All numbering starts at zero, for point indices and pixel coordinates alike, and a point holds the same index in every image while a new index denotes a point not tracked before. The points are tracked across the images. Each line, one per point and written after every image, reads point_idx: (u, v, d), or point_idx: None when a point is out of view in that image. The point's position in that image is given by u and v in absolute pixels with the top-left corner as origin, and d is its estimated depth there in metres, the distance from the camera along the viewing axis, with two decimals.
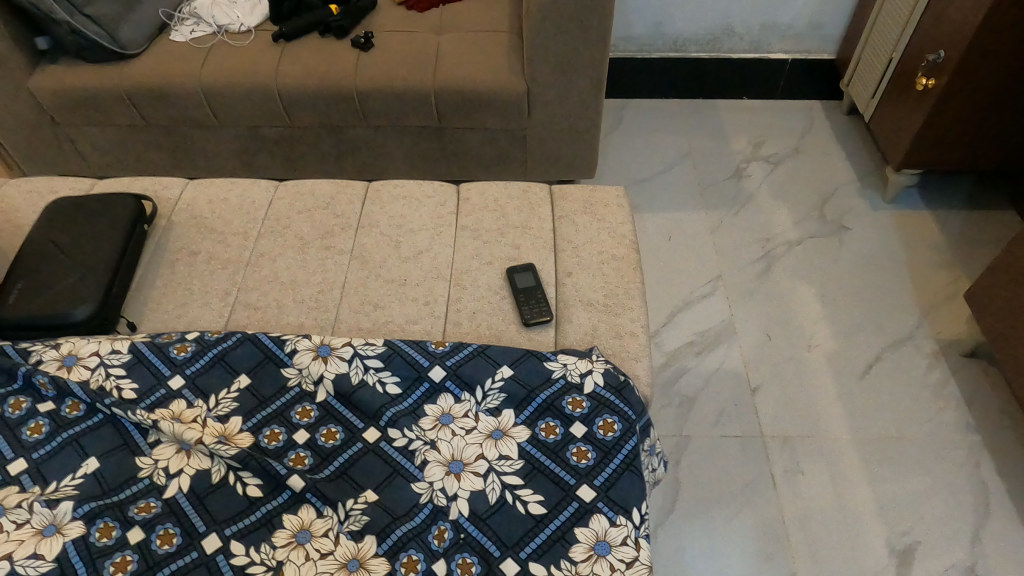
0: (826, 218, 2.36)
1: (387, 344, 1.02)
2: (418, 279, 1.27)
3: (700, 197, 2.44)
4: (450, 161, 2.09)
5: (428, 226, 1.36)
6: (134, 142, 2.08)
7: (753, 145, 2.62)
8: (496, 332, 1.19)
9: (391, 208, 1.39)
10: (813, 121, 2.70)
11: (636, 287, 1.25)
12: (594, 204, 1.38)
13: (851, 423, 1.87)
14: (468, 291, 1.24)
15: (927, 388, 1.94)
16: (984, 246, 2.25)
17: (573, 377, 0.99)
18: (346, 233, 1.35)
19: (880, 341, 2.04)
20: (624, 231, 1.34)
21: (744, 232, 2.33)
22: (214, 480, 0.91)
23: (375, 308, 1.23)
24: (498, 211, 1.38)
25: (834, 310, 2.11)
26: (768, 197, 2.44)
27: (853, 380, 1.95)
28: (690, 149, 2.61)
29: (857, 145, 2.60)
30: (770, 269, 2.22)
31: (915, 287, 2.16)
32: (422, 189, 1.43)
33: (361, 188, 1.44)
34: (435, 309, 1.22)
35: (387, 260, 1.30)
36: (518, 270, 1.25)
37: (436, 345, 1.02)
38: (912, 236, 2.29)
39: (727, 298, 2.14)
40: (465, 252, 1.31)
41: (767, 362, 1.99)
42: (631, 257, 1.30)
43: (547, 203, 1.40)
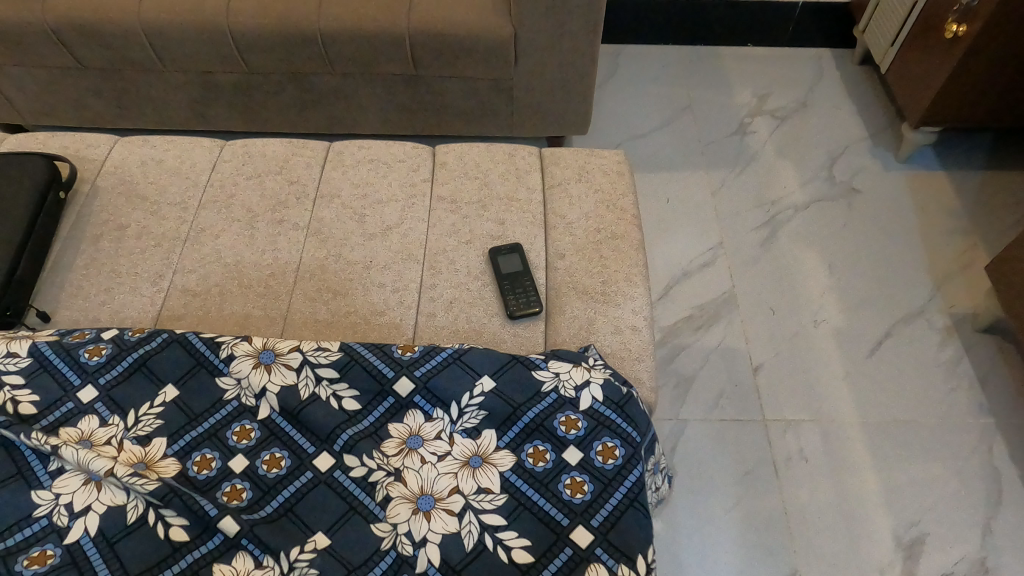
0: (836, 180, 2.19)
1: (343, 350, 0.85)
2: (386, 260, 1.09)
3: (701, 154, 2.24)
4: (426, 111, 1.87)
5: (398, 196, 1.17)
6: (68, 86, 1.83)
7: (758, 98, 2.41)
8: (476, 327, 1.02)
9: (355, 175, 1.20)
10: (824, 71, 2.49)
11: (639, 272, 1.08)
12: (591, 173, 1.20)
13: (859, 405, 1.73)
14: (445, 277, 1.07)
15: (939, 366, 1.80)
16: (1001, 211, 2.09)
17: (568, 391, 0.83)
18: (302, 204, 1.16)
19: (890, 315, 1.89)
20: (625, 205, 1.16)
21: (748, 194, 2.15)
22: (129, 521, 0.74)
23: (335, 296, 1.05)
24: (480, 180, 1.19)
25: (842, 281, 1.96)
26: (774, 155, 2.25)
27: (862, 357, 1.81)
28: (690, 101, 2.40)
29: (870, 98, 2.40)
30: (775, 236, 2.05)
31: (929, 255, 2.01)
32: (392, 152, 1.24)
33: (321, 150, 1.24)
34: (406, 298, 1.05)
35: (350, 237, 1.11)
36: (503, 253, 1.08)
37: (403, 351, 0.85)
38: (926, 201, 2.13)
39: (729, 268, 1.98)
40: (442, 229, 1.13)
41: (770, 339, 1.84)
42: (632, 236, 1.12)
43: (536, 171, 1.21)
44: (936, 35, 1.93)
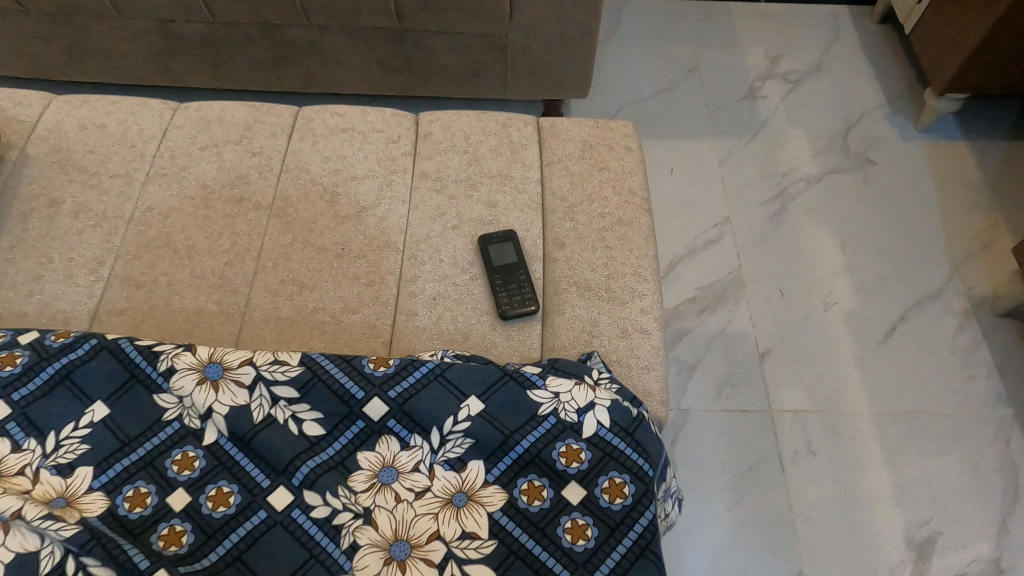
0: (851, 150, 2.04)
1: (305, 363, 0.72)
2: (360, 248, 0.95)
3: (709, 121, 2.09)
4: (412, 69, 1.69)
5: (376, 172, 1.03)
6: (10, 32, 1.64)
7: (770, 59, 2.25)
8: (462, 328, 0.89)
9: (327, 147, 1.05)
10: (840, 31, 2.32)
11: (648, 265, 0.95)
12: (595, 149, 1.06)
13: (870, 394, 1.63)
14: (428, 269, 0.93)
15: (956, 353, 1.69)
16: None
17: (568, 415, 0.71)
18: (265, 179, 1.01)
19: (906, 297, 1.78)
20: (633, 187, 1.03)
21: (757, 164, 2.01)
22: (43, 572, 0.57)
23: (302, 289, 0.91)
24: (469, 155, 1.05)
25: (856, 261, 1.84)
26: (786, 122, 2.10)
27: (875, 344, 1.70)
28: (698, 62, 2.22)
29: (889, 61, 2.24)
30: (785, 211, 1.92)
31: (948, 233, 1.88)
32: (369, 121, 1.09)
33: (288, 116, 1.09)
34: (383, 293, 0.91)
35: (320, 220, 0.97)
36: (496, 243, 0.95)
37: (375, 366, 0.72)
38: (947, 174, 1.99)
39: (736, 246, 1.85)
40: (425, 211, 0.99)
41: (778, 323, 1.73)
42: (641, 223, 0.99)
43: (533, 145, 1.07)
44: None
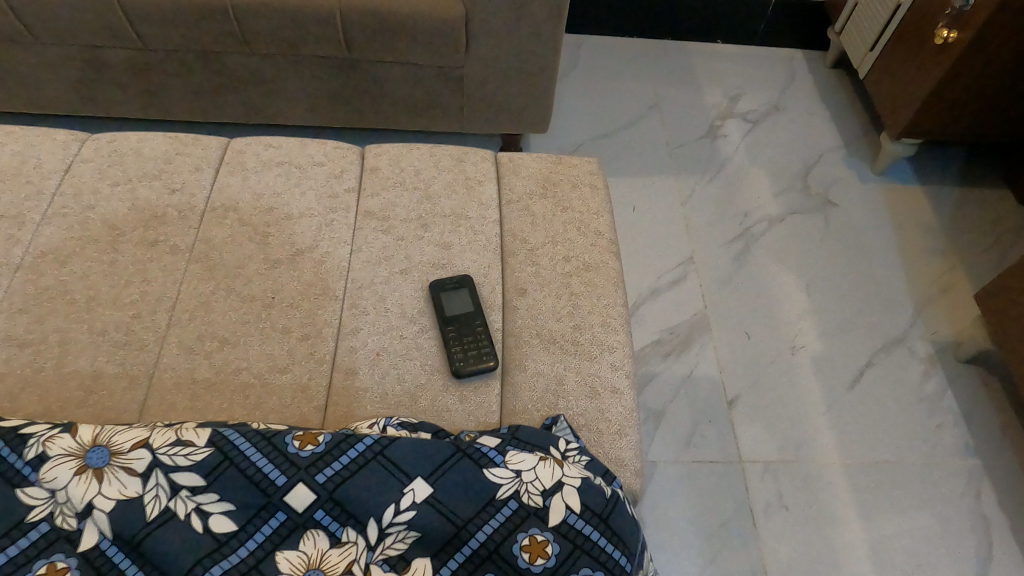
0: (811, 190, 2.03)
1: (214, 443, 0.60)
2: (294, 297, 0.83)
3: (670, 159, 2.05)
4: (363, 100, 1.59)
5: (315, 210, 0.92)
6: None
7: (729, 99, 2.24)
8: (410, 389, 0.77)
9: (260, 183, 0.94)
10: (796, 73, 2.33)
11: (618, 315, 0.86)
12: (558, 187, 0.98)
13: (840, 443, 1.55)
14: (371, 320, 0.82)
15: (922, 402, 1.63)
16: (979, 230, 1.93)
17: (531, 499, 0.61)
18: (186, 218, 0.89)
19: (871, 342, 1.73)
20: (600, 229, 0.94)
21: (719, 203, 1.97)
22: None
23: (223, 345, 0.79)
24: (420, 193, 0.95)
25: (821, 303, 1.79)
26: (747, 161, 2.08)
27: (843, 390, 1.64)
28: (658, 100, 2.20)
29: (843, 103, 2.25)
30: (749, 251, 1.87)
31: (909, 277, 1.85)
32: (309, 154, 0.98)
33: (217, 149, 0.97)
34: (319, 349, 0.80)
35: (248, 265, 0.85)
36: (448, 290, 0.85)
37: (302, 444, 0.61)
38: (904, 217, 1.97)
39: (701, 287, 1.79)
40: (370, 256, 0.88)
41: (745, 368, 1.66)
42: (609, 268, 0.90)
43: (490, 182, 0.98)
44: (926, 36, 1.74)
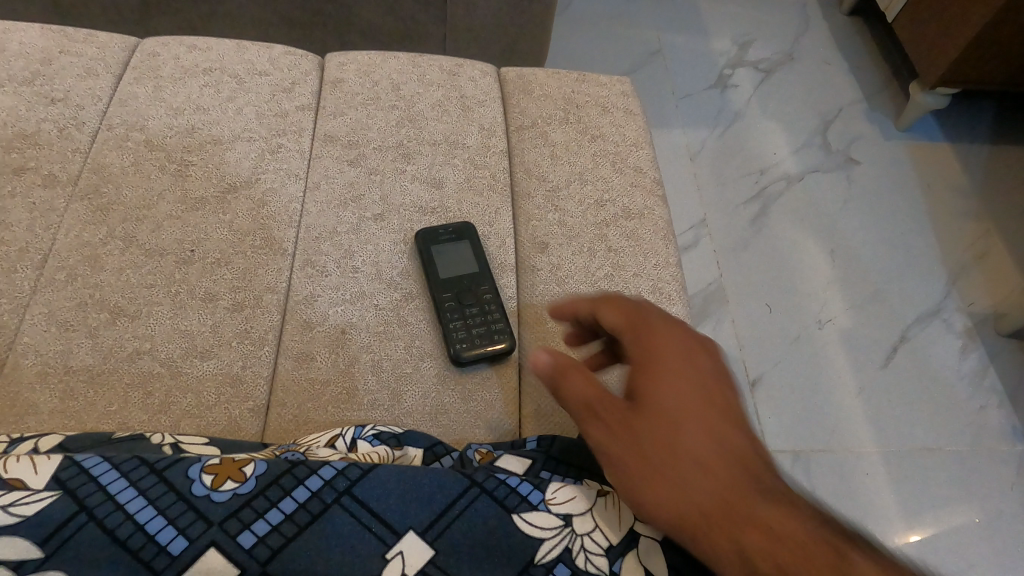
0: (831, 147, 1.53)
1: (61, 483, 0.35)
2: (222, 250, 0.59)
3: (677, 113, 1.56)
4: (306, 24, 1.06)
5: (255, 133, 0.67)
6: None
7: (738, 46, 1.73)
8: (391, 382, 0.54)
9: (177, 95, 0.68)
10: (807, 21, 1.81)
11: (672, 278, 0.64)
12: (582, 110, 0.74)
13: (874, 426, 1.15)
14: (333, 286, 0.58)
15: (963, 381, 1.21)
16: None
17: (591, 564, 0.39)
18: (68, 140, 0.63)
19: (905, 307, 1.30)
20: (639, 164, 0.71)
21: (731, 159, 1.49)
22: None
23: (118, 318, 0.54)
24: (400, 113, 0.70)
25: (852, 262, 1.35)
26: (763, 114, 1.58)
27: (880, 369, 1.22)
28: (660, 45, 1.69)
29: (862, 53, 1.73)
30: (767, 212, 1.41)
31: (943, 229, 1.41)
32: (248, 61, 0.73)
33: (119, 51, 0.71)
34: (258, 325, 0.56)
35: (158, 205, 0.60)
36: (445, 245, 0.61)
37: (216, 480, 0.38)
38: (932, 165, 1.52)
39: (715, 249, 1.35)
40: (330, 194, 0.64)
41: (768, 346, 1.23)
42: (656, 216, 0.68)
43: (493, 103, 0.74)
44: None
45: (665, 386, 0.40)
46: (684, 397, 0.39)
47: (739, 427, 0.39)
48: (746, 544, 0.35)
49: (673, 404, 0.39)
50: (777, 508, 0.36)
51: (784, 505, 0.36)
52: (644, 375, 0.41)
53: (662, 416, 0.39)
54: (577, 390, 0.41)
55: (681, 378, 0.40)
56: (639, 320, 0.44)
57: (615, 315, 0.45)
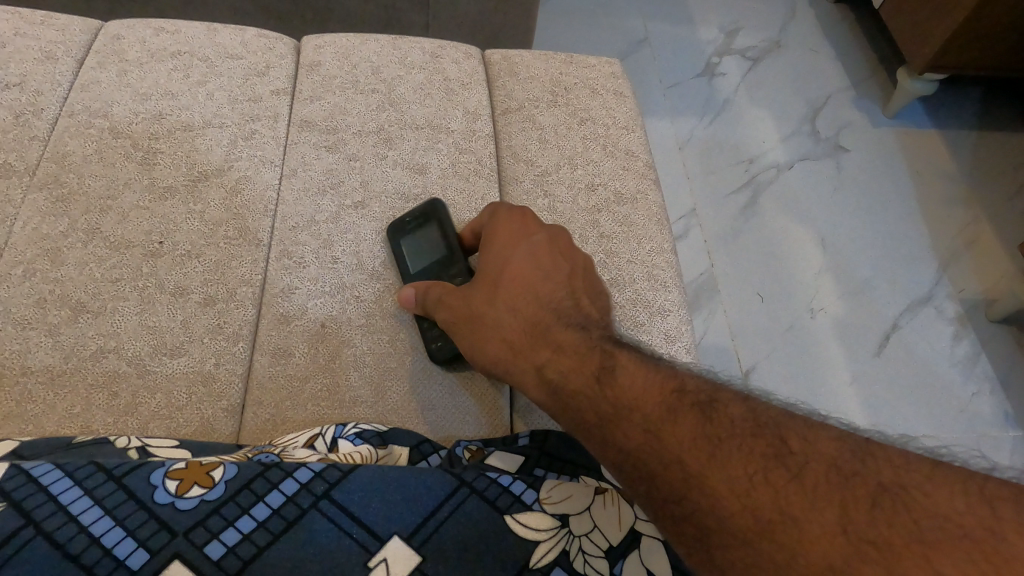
0: (820, 134, 1.51)
1: (5, 494, 0.32)
2: (192, 241, 0.55)
3: (665, 102, 1.53)
4: (284, 12, 1.00)
5: (227, 119, 0.63)
6: None
7: (725, 33, 1.70)
8: (374, 377, 0.51)
9: (143, 80, 0.64)
10: (795, 7, 1.79)
11: (666, 264, 0.61)
12: (571, 92, 0.72)
13: (867, 413, 1.14)
14: (311, 278, 0.55)
15: (955, 367, 1.20)
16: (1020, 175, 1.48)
17: (590, 567, 0.37)
18: (26, 127, 0.59)
19: (898, 295, 1.28)
20: (631, 147, 0.69)
21: (720, 147, 1.47)
22: None
23: (79, 316, 0.50)
24: (381, 97, 0.67)
25: (843, 250, 1.33)
26: (751, 102, 1.56)
27: (873, 356, 1.20)
28: (647, 34, 1.66)
29: (850, 39, 1.72)
30: (758, 200, 1.39)
31: (932, 215, 1.40)
32: (219, 44, 0.69)
33: (81, 35, 0.67)
34: (231, 320, 0.53)
35: (123, 194, 0.57)
36: (415, 236, 0.57)
37: (181, 486, 0.34)
38: (920, 151, 1.50)
39: (706, 239, 1.32)
40: (307, 182, 0.61)
41: (762, 335, 1.21)
42: (649, 201, 0.65)
43: (478, 86, 0.71)
44: None
45: (492, 274, 0.50)
46: (505, 270, 0.50)
47: (553, 290, 0.49)
48: (541, 364, 0.45)
49: (501, 274, 0.50)
50: (569, 335, 0.46)
51: (581, 337, 0.46)
52: (478, 270, 0.51)
53: (489, 296, 0.49)
54: (431, 292, 0.51)
55: (517, 259, 0.50)
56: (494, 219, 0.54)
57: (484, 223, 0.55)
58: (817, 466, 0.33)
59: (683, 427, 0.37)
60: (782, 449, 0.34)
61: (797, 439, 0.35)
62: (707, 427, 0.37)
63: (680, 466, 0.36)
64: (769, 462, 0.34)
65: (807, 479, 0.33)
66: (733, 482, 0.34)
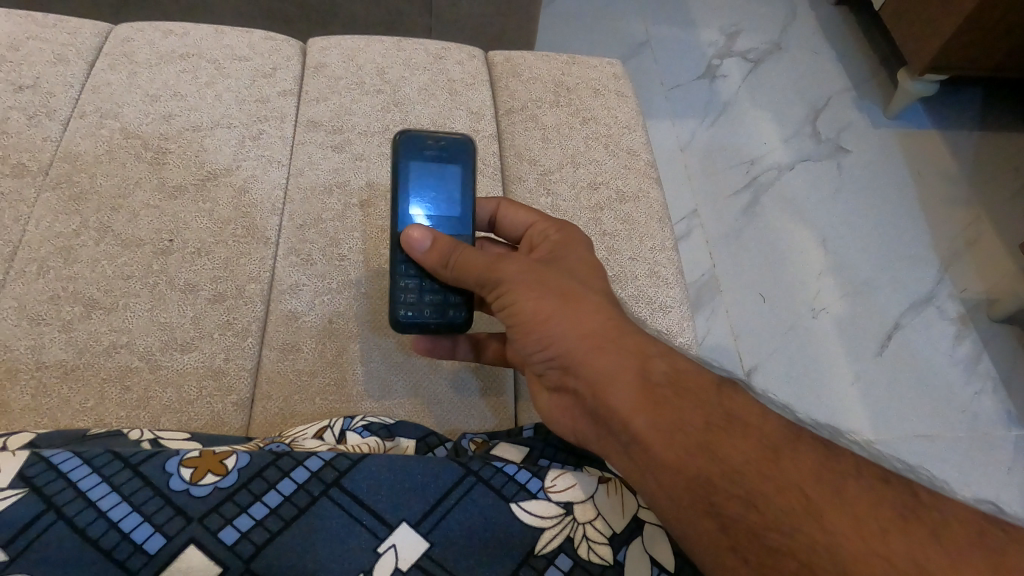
0: (821, 135, 1.52)
1: (26, 480, 0.33)
2: (202, 239, 0.56)
3: (667, 103, 1.54)
4: (289, 14, 1.01)
5: (235, 119, 0.64)
6: None
7: (727, 35, 1.71)
8: (381, 372, 0.52)
9: (153, 82, 0.65)
10: (796, 9, 1.80)
11: (668, 261, 0.62)
12: (574, 92, 0.73)
13: (870, 413, 1.14)
14: (319, 275, 0.56)
15: (957, 367, 1.21)
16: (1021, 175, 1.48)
17: (593, 554, 0.38)
18: (38, 128, 0.60)
19: (899, 295, 1.29)
20: (632, 147, 0.70)
21: (722, 148, 1.47)
22: None
23: (91, 312, 0.51)
24: (386, 98, 0.68)
25: (845, 251, 1.34)
26: (752, 103, 1.57)
27: (876, 356, 1.21)
28: (649, 36, 1.67)
29: (851, 41, 1.72)
30: (759, 201, 1.39)
31: (934, 215, 1.41)
32: (227, 46, 0.70)
33: (92, 38, 0.68)
34: (240, 316, 0.53)
35: (134, 193, 0.58)
36: (429, 166, 0.50)
37: (196, 473, 0.35)
38: (921, 152, 1.51)
39: (708, 239, 1.33)
40: (314, 181, 0.62)
41: (764, 335, 1.21)
42: (651, 199, 0.66)
43: (481, 87, 0.72)
44: None
45: (570, 261, 0.47)
46: (587, 263, 0.47)
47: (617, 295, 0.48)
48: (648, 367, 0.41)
49: (584, 265, 0.47)
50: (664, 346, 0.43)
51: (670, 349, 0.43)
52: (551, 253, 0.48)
53: (574, 273, 0.45)
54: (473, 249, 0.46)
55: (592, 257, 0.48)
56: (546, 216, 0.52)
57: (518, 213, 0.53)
58: (953, 526, 0.33)
59: (804, 454, 0.36)
60: (917, 504, 0.34)
61: (925, 494, 0.35)
62: (835, 466, 0.36)
63: (807, 496, 0.34)
64: (905, 515, 0.34)
65: (944, 539, 0.33)
66: (868, 529, 0.33)
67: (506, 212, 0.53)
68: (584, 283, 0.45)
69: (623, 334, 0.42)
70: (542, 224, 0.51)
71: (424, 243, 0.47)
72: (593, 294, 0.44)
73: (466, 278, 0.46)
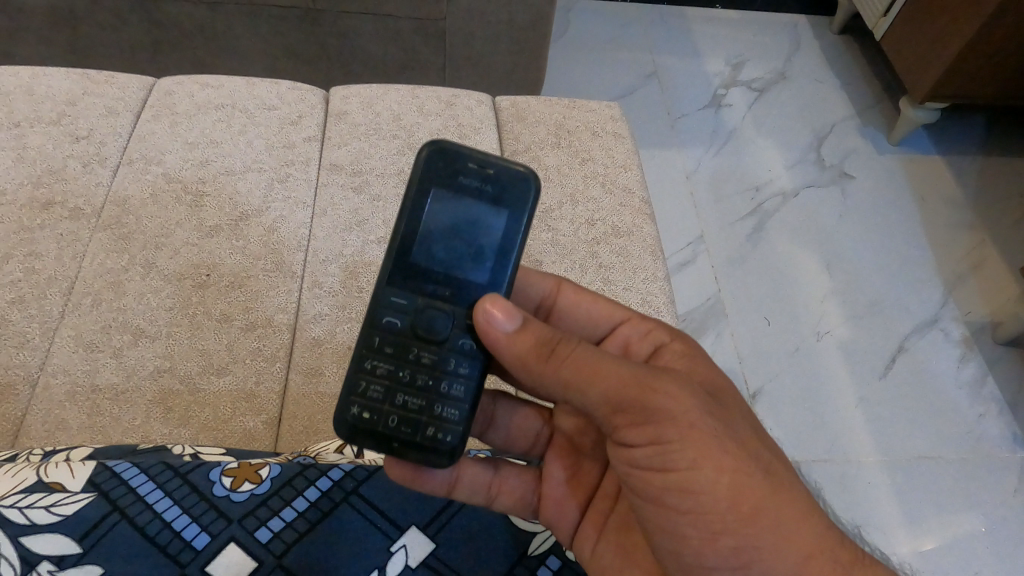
0: (825, 162, 1.57)
1: (95, 485, 0.39)
2: (236, 273, 0.63)
3: (673, 133, 1.60)
4: (315, 60, 1.09)
5: (265, 163, 0.71)
6: None
7: (732, 65, 1.77)
8: None
9: (192, 130, 0.73)
10: (801, 39, 1.85)
11: (660, 291, 0.67)
12: (573, 135, 0.79)
13: (876, 436, 1.17)
14: (340, 305, 0.62)
15: (960, 390, 1.23)
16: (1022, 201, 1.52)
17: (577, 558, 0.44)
18: (91, 174, 0.67)
19: (901, 318, 1.32)
20: (628, 185, 0.75)
21: (727, 176, 1.52)
22: None
23: (140, 341, 0.58)
24: (401, 142, 0.75)
25: (848, 276, 1.37)
26: (756, 132, 1.62)
27: (880, 380, 1.24)
28: (655, 68, 1.73)
29: (853, 70, 1.77)
30: (763, 228, 1.44)
31: (938, 241, 1.44)
32: (258, 96, 0.77)
33: (138, 91, 0.76)
34: (269, 343, 0.59)
35: (175, 233, 0.64)
36: (458, 199, 0.43)
37: (234, 481, 0.41)
38: (924, 178, 1.55)
39: (714, 266, 1.37)
40: (335, 219, 0.68)
41: (767, 358, 1.25)
42: (644, 233, 0.71)
43: (489, 130, 0.78)
44: None
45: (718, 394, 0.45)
46: (732, 399, 0.45)
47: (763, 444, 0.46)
48: None
49: (736, 407, 0.45)
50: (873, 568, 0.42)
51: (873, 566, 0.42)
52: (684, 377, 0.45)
53: (754, 429, 0.44)
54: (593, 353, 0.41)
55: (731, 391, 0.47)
56: (644, 318, 0.52)
57: (599, 306, 0.53)
58: None
59: None
60: None
61: None
62: None
63: None
64: None
65: None
66: None
67: (568, 296, 0.53)
68: (774, 457, 0.43)
69: (844, 556, 0.41)
70: (637, 323, 0.52)
71: (513, 323, 0.41)
72: (790, 480, 0.42)
73: (588, 386, 0.40)
